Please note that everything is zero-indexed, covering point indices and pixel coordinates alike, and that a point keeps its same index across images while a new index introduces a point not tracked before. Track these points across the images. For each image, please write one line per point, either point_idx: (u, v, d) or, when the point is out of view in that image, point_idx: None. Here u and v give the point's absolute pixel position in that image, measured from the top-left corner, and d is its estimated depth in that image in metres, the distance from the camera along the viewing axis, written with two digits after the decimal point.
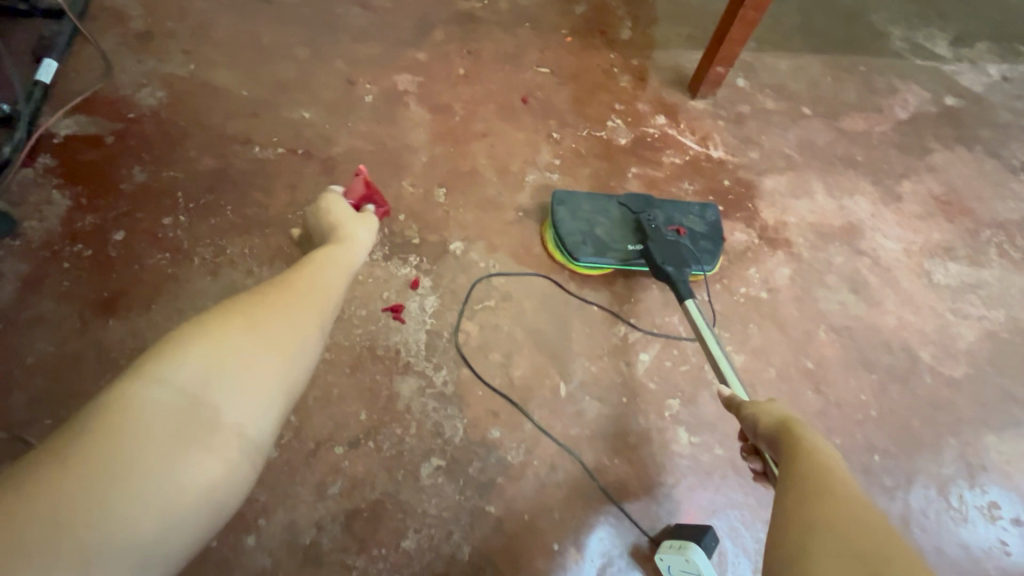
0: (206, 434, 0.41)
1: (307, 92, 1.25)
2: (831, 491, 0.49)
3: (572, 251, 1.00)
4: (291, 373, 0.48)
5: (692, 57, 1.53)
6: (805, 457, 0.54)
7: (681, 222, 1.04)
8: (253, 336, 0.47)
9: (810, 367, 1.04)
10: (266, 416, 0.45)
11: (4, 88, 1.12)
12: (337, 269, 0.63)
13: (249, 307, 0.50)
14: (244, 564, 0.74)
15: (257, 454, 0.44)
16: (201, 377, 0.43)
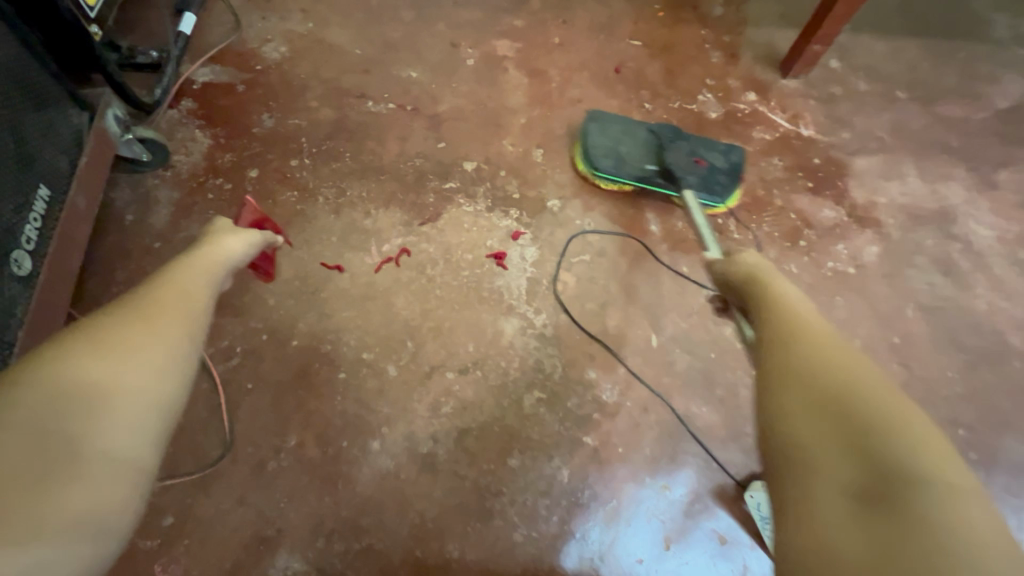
0: (61, 470, 0.36)
1: (413, 52, 1.31)
2: (799, 335, 0.50)
3: (592, 161, 1.08)
4: (160, 387, 0.44)
5: (785, 36, 1.52)
6: (774, 312, 0.56)
7: (703, 155, 1.07)
8: (107, 361, 0.42)
9: (896, 342, 1.05)
10: (139, 442, 0.41)
11: (152, 38, 1.23)
12: (203, 276, 0.60)
13: (93, 330, 0.45)
14: (369, 466, 0.82)
15: (132, 483, 0.40)
16: (41, 411, 0.38)
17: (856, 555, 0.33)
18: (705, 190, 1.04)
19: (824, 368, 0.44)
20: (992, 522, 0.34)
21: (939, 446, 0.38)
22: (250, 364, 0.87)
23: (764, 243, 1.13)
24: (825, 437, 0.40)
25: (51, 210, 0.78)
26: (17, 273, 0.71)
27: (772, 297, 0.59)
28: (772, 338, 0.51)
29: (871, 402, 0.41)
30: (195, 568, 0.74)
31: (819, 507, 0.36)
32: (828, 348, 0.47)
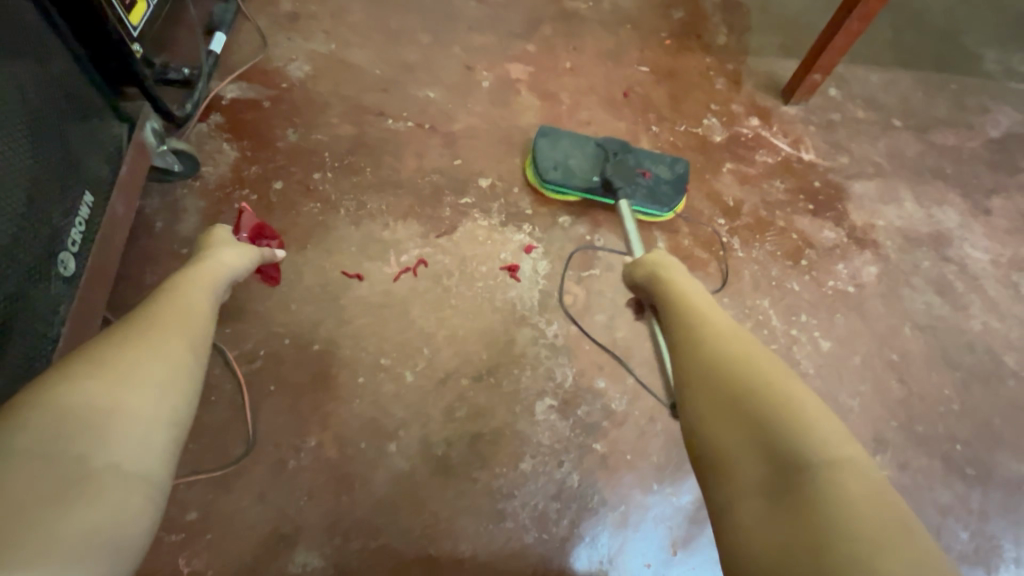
0: (82, 485, 0.42)
1: (430, 74, 1.37)
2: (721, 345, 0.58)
3: (541, 172, 1.11)
4: (168, 401, 0.51)
5: (785, 66, 1.59)
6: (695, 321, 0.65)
7: (648, 167, 1.14)
8: (115, 385, 0.48)
9: (894, 359, 1.09)
10: (152, 453, 0.48)
11: (184, 56, 1.29)
12: (203, 290, 0.66)
13: (100, 353, 0.51)
14: (386, 466, 0.84)
15: (148, 490, 0.46)
16: (60, 431, 0.43)
17: (767, 543, 0.42)
18: (650, 200, 1.11)
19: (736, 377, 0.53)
20: (879, 495, 0.43)
21: (837, 433, 0.48)
22: (272, 366, 0.90)
23: (766, 261, 1.18)
24: (741, 445, 0.49)
25: (93, 215, 0.82)
26: (62, 273, 0.75)
27: (689, 308, 0.68)
28: (694, 351, 0.60)
29: (773, 404, 0.49)
30: (216, 562, 0.76)
31: (745, 505, 0.46)
32: (739, 353, 0.56)
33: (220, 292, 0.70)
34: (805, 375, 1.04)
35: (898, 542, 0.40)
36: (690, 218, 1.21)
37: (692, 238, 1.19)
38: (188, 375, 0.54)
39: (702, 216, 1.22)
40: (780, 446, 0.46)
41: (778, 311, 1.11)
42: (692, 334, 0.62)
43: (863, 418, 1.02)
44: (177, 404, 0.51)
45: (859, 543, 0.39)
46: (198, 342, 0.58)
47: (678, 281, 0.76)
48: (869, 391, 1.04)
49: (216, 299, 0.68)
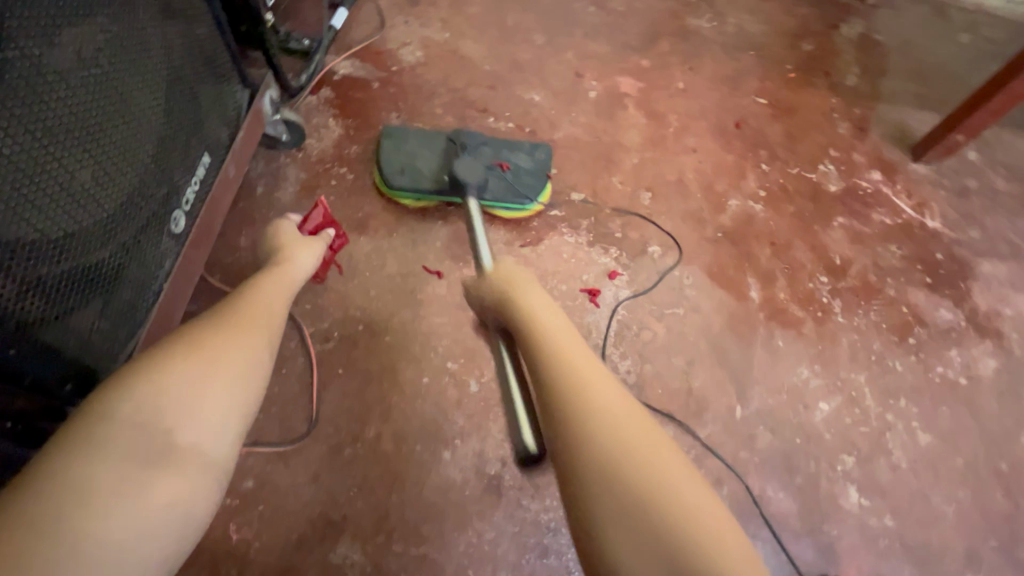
0: (169, 459, 0.45)
1: (539, 76, 1.34)
2: (634, 459, 0.47)
3: (386, 179, 0.99)
4: (244, 392, 0.53)
5: (919, 118, 1.45)
6: (597, 401, 0.52)
7: (507, 158, 1.05)
8: (207, 370, 0.51)
9: (1003, 469, 0.96)
10: (228, 439, 0.50)
11: (305, 27, 1.31)
12: (280, 288, 0.69)
13: (194, 335, 0.54)
14: (438, 474, 0.83)
15: (218, 472, 0.48)
16: (155, 407, 0.47)
17: None
18: (514, 196, 1.03)
19: (655, 512, 0.45)
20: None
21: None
22: (344, 349, 0.90)
23: (868, 332, 1.07)
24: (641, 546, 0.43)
25: (208, 176, 0.85)
26: (173, 229, 0.78)
27: (581, 377, 0.54)
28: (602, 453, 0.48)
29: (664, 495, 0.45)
30: (264, 536, 0.77)
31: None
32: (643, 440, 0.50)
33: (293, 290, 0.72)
34: (896, 467, 0.94)
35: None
36: (789, 270, 1.13)
37: (788, 291, 1.11)
38: (266, 368, 0.57)
39: (803, 270, 1.14)
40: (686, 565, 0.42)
41: (874, 389, 1.01)
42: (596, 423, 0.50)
43: (958, 529, 0.91)
44: (252, 393, 0.53)
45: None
46: (273, 335, 0.60)
47: (546, 326, 0.61)
48: (968, 499, 0.93)
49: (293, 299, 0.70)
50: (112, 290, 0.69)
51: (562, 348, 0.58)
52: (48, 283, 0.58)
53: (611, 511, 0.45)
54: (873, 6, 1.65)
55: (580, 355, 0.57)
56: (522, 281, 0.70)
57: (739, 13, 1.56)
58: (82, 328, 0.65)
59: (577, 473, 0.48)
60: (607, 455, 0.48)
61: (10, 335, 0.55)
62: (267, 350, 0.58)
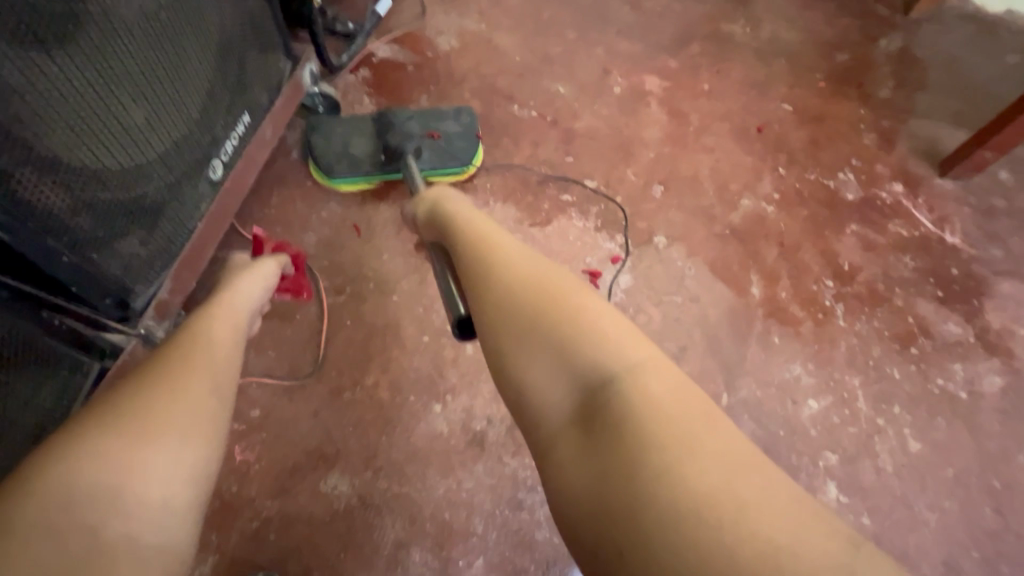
0: (88, 567, 0.40)
1: (566, 69, 1.39)
2: (528, 298, 0.57)
3: (326, 170, 1.05)
4: (184, 462, 0.47)
5: (952, 135, 1.43)
6: (501, 267, 0.61)
7: (436, 127, 1.12)
8: (130, 450, 0.45)
9: (996, 486, 0.95)
10: (168, 522, 0.45)
11: (351, 11, 1.40)
12: (228, 319, 0.61)
13: (116, 406, 0.47)
14: (428, 424, 0.89)
15: (166, 564, 0.44)
16: (66, 508, 0.41)
17: (581, 469, 0.47)
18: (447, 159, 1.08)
19: (550, 333, 0.53)
20: (698, 408, 0.48)
21: (653, 360, 0.51)
22: (353, 303, 0.97)
23: (869, 338, 1.07)
24: (542, 362, 0.53)
25: (246, 134, 0.94)
26: (211, 176, 0.87)
27: (491, 252, 0.64)
28: (507, 300, 0.57)
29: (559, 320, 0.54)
30: (263, 459, 0.84)
31: (561, 463, 0.49)
32: (542, 285, 0.58)
33: (244, 317, 0.64)
34: (881, 471, 0.95)
35: (740, 462, 0.45)
36: (794, 271, 1.14)
37: (791, 291, 1.12)
38: (212, 422, 0.50)
39: (809, 273, 1.14)
40: (575, 364, 0.52)
41: (868, 394, 1.01)
42: (503, 278, 0.60)
43: (938, 538, 0.91)
44: (199, 463, 0.48)
45: (670, 461, 0.44)
46: (220, 380, 0.53)
47: (463, 222, 0.70)
48: (953, 510, 0.93)
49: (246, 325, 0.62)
50: (154, 224, 0.77)
51: (475, 234, 0.67)
52: (101, 206, 0.67)
53: (516, 345, 0.54)
54: (918, 21, 1.62)
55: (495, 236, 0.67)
56: (441, 193, 0.78)
57: (775, 20, 1.57)
58: (126, 253, 0.74)
59: (488, 322, 0.58)
60: (508, 299, 0.57)
61: (69, 247, 0.65)
62: (213, 404, 0.51)
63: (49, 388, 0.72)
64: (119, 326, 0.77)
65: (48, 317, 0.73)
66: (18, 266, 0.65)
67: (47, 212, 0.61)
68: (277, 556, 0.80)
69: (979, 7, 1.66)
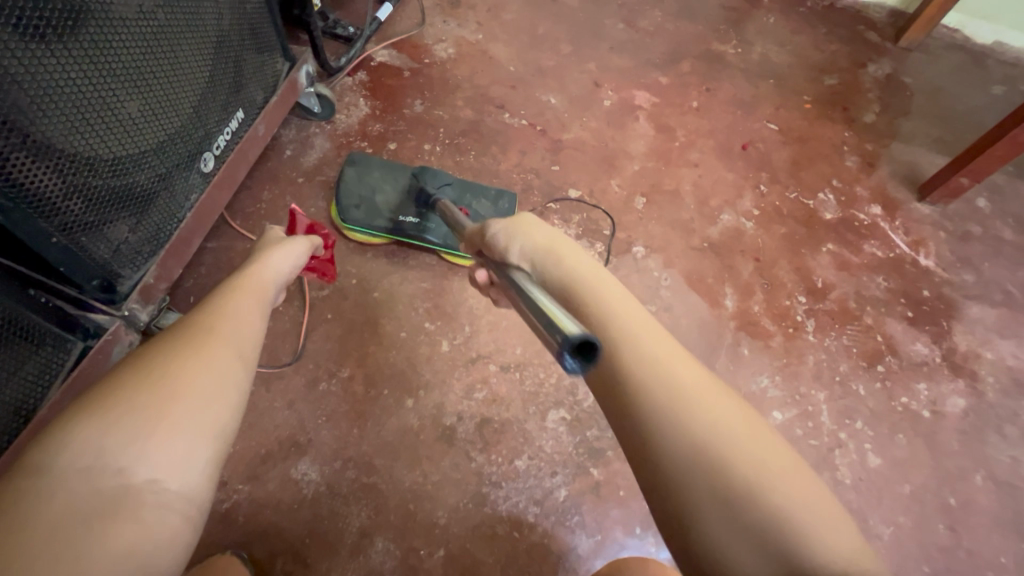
0: (118, 504, 0.42)
1: (558, 81, 1.43)
2: (703, 425, 0.45)
3: (341, 213, 1.03)
4: (208, 415, 0.49)
5: (932, 161, 1.46)
6: (671, 379, 0.48)
7: (467, 204, 1.08)
8: (160, 400, 0.48)
9: (952, 504, 0.98)
10: (194, 470, 0.47)
11: (353, 17, 1.45)
12: (251, 298, 0.65)
13: (148, 364, 0.51)
14: (399, 418, 0.91)
15: (187, 510, 0.45)
16: (103, 446, 0.44)
17: None
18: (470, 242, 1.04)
19: (751, 492, 0.41)
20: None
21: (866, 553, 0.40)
22: (334, 298, 1.00)
23: (837, 354, 1.10)
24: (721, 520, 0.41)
25: (240, 130, 0.98)
26: (202, 168, 0.90)
27: (639, 347, 0.51)
28: (668, 424, 0.45)
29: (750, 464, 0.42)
30: (236, 445, 0.87)
31: None
32: (715, 412, 0.46)
33: (268, 300, 0.68)
34: (840, 484, 0.97)
35: None
36: (768, 286, 1.17)
37: (764, 306, 1.14)
38: (237, 383, 0.53)
39: (782, 288, 1.17)
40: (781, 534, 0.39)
41: (832, 409, 1.04)
42: (663, 392, 0.47)
43: (892, 552, 0.93)
44: (222, 420, 0.50)
45: None
46: (242, 350, 0.56)
47: (604, 303, 0.57)
48: (908, 525, 0.95)
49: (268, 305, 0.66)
50: (143, 211, 0.81)
51: (622, 323, 0.54)
52: (93, 191, 0.70)
53: (709, 496, 0.42)
54: (906, 49, 1.66)
55: (639, 320, 0.55)
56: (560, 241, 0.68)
57: (765, 42, 1.61)
58: (114, 238, 0.77)
59: (674, 472, 0.44)
60: (672, 422, 0.45)
61: (58, 229, 0.68)
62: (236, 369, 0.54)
63: (35, 361, 0.74)
64: (105, 307, 0.81)
65: (35, 297, 0.76)
66: (8, 244, 0.68)
67: (38, 194, 0.64)
68: (243, 538, 0.82)
69: (966, 38, 1.70)
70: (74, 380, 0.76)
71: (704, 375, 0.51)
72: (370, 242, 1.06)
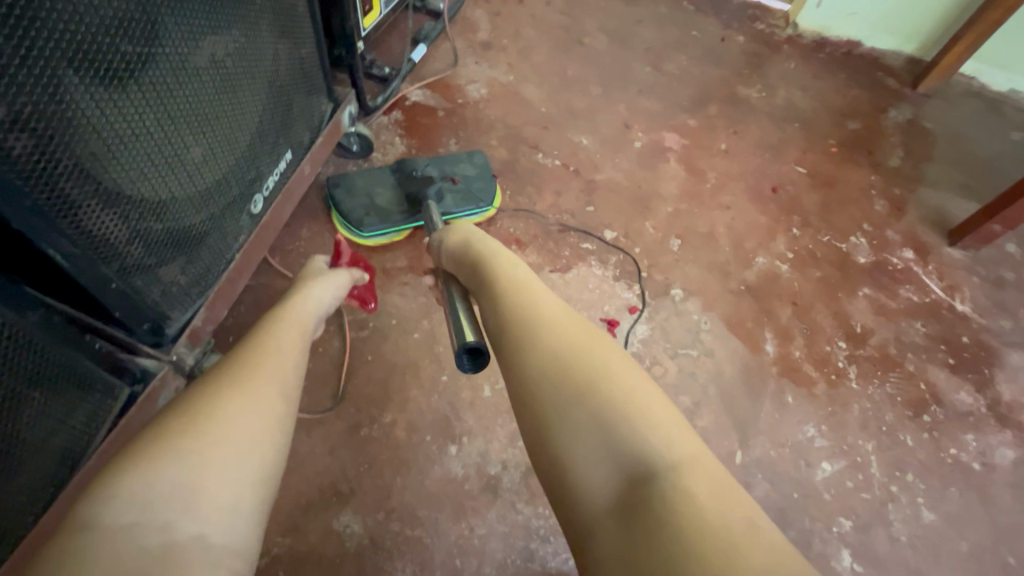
0: (163, 563, 0.41)
1: (589, 123, 1.45)
2: (578, 366, 0.56)
3: (356, 225, 1.05)
4: (252, 465, 0.48)
5: (959, 205, 1.47)
6: (548, 330, 0.60)
7: (453, 172, 1.14)
8: (203, 447, 0.47)
9: (1012, 563, 0.94)
10: (237, 522, 0.45)
11: (388, 57, 1.48)
12: (294, 330, 0.63)
13: (191, 408, 0.50)
14: (442, 466, 0.89)
15: (233, 563, 0.44)
16: (152, 500, 0.43)
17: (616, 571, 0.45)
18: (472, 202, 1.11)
19: (604, 414, 0.52)
20: (736, 503, 0.47)
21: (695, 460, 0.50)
22: (374, 339, 0.99)
23: (882, 402, 1.08)
24: (577, 430, 0.52)
25: (287, 171, 0.98)
26: (252, 210, 0.90)
27: (543, 310, 0.63)
28: (549, 367, 0.56)
29: (605, 390, 0.54)
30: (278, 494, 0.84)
31: (601, 552, 0.47)
32: (592, 360, 0.57)
33: (310, 329, 0.67)
34: (896, 542, 0.94)
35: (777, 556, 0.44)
36: (808, 331, 1.16)
37: (805, 351, 1.13)
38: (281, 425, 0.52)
39: (822, 333, 1.16)
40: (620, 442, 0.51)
41: (881, 460, 1.01)
42: (548, 342, 0.58)
43: None
44: (263, 466, 0.49)
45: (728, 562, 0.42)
46: (284, 390, 0.55)
47: (519, 281, 0.68)
48: None
49: (308, 338, 0.65)
50: (193, 254, 0.79)
51: (533, 299, 0.65)
52: (151, 236, 0.70)
53: (570, 411, 0.53)
54: (924, 96, 1.69)
55: (550, 297, 0.66)
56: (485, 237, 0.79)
57: (788, 87, 1.64)
58: (166, 281, 0.75)
59: (549, 400, 0.54)
60: (552, 361, 0.57)
61: (117, 274, 0.67)
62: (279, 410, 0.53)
63: (83, 409, 0.72)
64: (152, 351, 0.79)
65: (91, 341, 0.74)
66: (66, 290, 0.66)
67: (105, 241, 0.63)
68: None
69: (982, 85, 1.74)
70: (121, 428, 0.75)
71: (589, 329, 0.61)
72: (391, 242, 1.09)
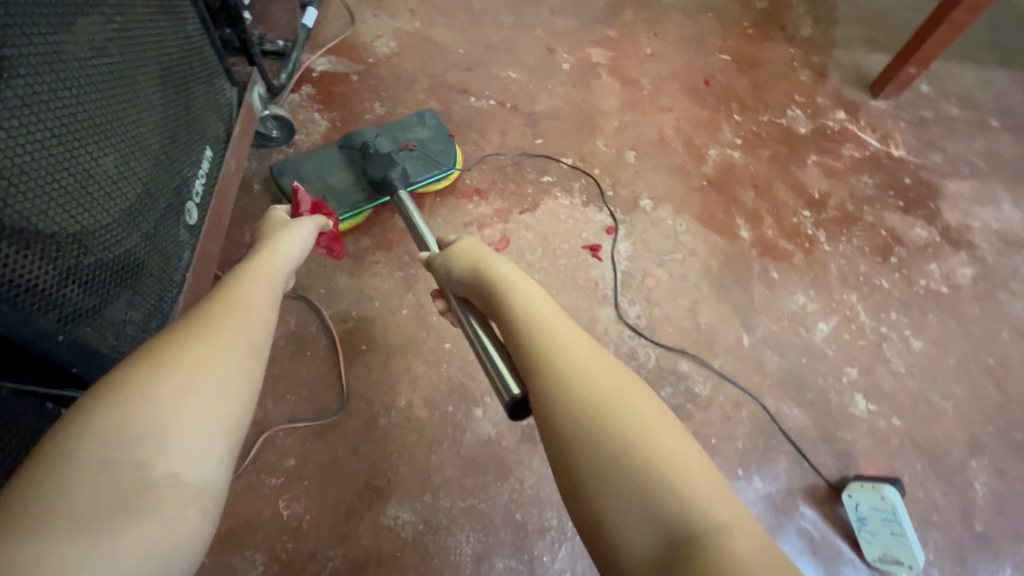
0: (138, 500, 0.38)
1: (512, 54, 1.38)
2: (599, 385, 0.49)
3: None
4: (225, 403, 0.45)
5: (872, 59, 1.53)
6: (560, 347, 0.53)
7: (407, 139, 1.06)
8: (174, 382, 0.44)
9: (992, 364, 1.05)
10: (213, 459, 0.43)
11: (277, 28, 1.32)
12: (264, 284, 0.58)
13: (163, 350, 0.46)
14: (473, 430, 0.86)
15: (206, 501, 0.42)
16: (125, 439, 0.40)
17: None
18: (432, 165, 1.04)
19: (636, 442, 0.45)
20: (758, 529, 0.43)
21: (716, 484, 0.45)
22: (363, 327, 0.92)
23: (854, 255, 1.14)
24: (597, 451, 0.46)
25: (211, 169, 0.86)
26: (188, 221, 0.79)
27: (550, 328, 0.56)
28: (561, 384, 0.50)
29: (625, 407, 0.48)
30: (315, 509, 0.79)
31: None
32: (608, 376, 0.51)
33: (282, 282, 0.62)
34: (897, 374, 1.02)
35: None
36: (774, 209, 1.19)
37: (775, 228, 1.17)
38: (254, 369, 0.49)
39: (786, 207, 1.20)
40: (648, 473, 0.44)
41: (867, 307, 1.08)
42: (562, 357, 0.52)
43: (958, 422, 0.99)
44: (236, 409, 0.46)
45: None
46: (258, 338, 0.52)
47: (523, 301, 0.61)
48: (963, 395, 1.01)
49: (281, 292, 0.60)
50: (137, 280, 0.68)
51: (535, 316, 0.58)
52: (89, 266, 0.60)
53: (589, 427, 0.47)
54: None
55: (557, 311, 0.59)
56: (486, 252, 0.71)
57: None
58: (117, 318, 0.65)
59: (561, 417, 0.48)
60: (564, 378, 0.50)
61: (57, 324, 0.56)
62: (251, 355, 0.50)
63: None
64: None
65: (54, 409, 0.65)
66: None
67: (34, 287, 0.53)
68: None
69: None
70: None
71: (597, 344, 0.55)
72: (358, 223, 0.99)
